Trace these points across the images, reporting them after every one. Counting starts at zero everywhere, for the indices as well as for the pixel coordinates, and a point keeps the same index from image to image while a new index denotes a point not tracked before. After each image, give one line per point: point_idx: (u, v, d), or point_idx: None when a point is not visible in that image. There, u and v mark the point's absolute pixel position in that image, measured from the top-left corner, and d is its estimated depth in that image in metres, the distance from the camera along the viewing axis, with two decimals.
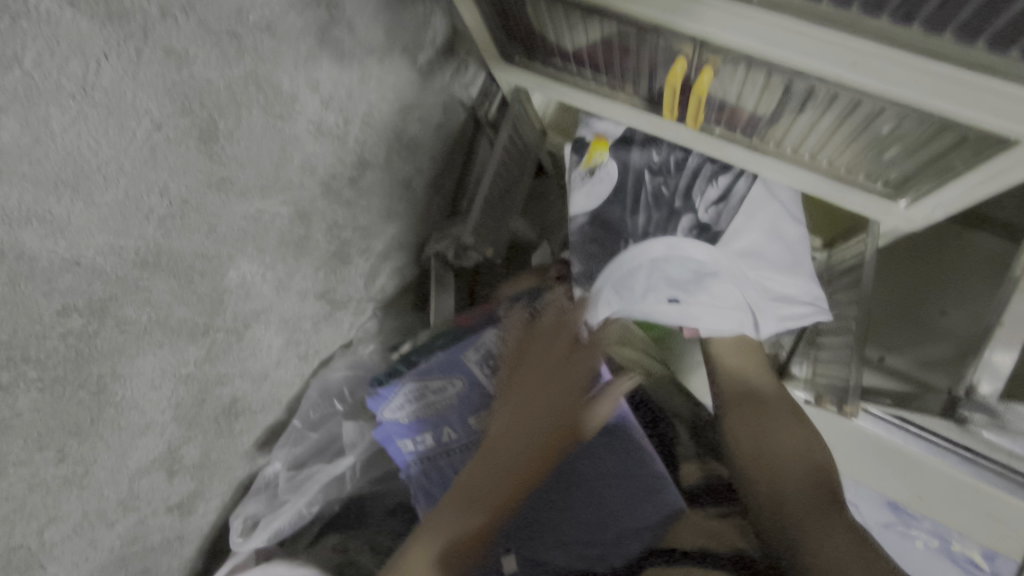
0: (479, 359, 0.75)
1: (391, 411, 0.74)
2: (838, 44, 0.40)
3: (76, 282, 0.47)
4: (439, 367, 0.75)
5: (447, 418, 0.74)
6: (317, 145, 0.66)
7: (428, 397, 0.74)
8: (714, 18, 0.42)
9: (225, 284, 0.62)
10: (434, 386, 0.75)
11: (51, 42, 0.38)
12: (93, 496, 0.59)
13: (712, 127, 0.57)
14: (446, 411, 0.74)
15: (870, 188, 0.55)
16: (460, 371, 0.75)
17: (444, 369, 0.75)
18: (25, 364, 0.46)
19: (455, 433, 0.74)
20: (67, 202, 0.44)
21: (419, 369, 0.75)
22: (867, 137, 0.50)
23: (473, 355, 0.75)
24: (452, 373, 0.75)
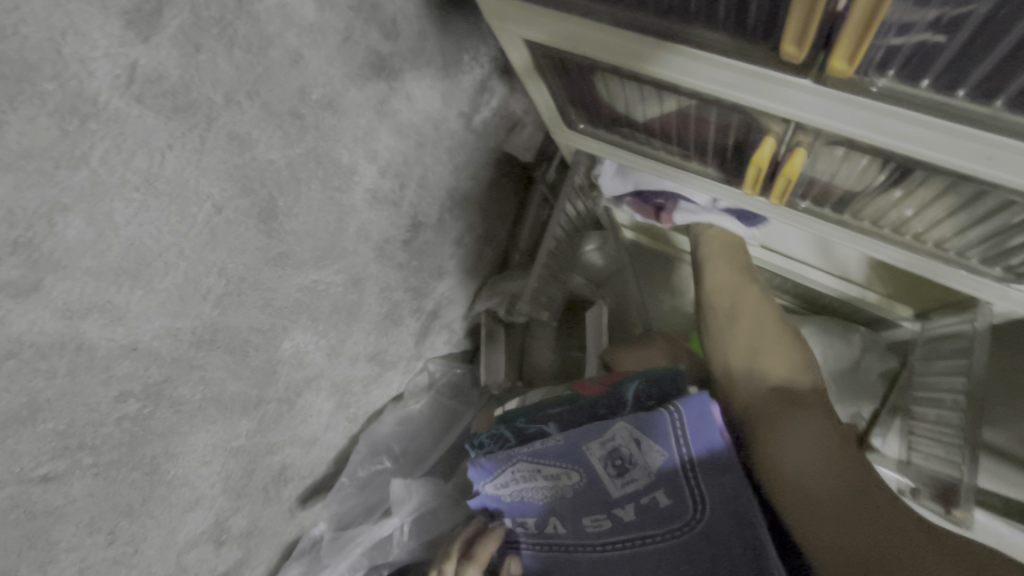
0: (608, 452, 0.47)
1: (492, 486, 0.52)
2: (962, 137, 0.32)
3: (132, 367, 0.46)
4: (553, 452, 0.49)
5: (554, 513, 0.50)
6: (373, 213, 0.65)
7: (535, 478, 0.50)
8: (806, 100, 0.36)
9: (279, 355, 0.61)
10: (543, 474, 0.50)
11: (119, 139, 0.38)
12: (142, 573, 0.57)
13: (797, 201, 0.52)
14: (554, 507, 0.50)
15: (983, 273, 0.48)
16: (577, 463, 0.48)
17: (558, 455, 0.48)
18: (80, 451, 0.45)
19: (561, 529, 0.50)
20: (128, 290, 0.43)
21: (534, 446, 0.50)
22: (986, 220, 0.43)
23: (597, 445, 0.48)
24: (566, 465, 0.49)
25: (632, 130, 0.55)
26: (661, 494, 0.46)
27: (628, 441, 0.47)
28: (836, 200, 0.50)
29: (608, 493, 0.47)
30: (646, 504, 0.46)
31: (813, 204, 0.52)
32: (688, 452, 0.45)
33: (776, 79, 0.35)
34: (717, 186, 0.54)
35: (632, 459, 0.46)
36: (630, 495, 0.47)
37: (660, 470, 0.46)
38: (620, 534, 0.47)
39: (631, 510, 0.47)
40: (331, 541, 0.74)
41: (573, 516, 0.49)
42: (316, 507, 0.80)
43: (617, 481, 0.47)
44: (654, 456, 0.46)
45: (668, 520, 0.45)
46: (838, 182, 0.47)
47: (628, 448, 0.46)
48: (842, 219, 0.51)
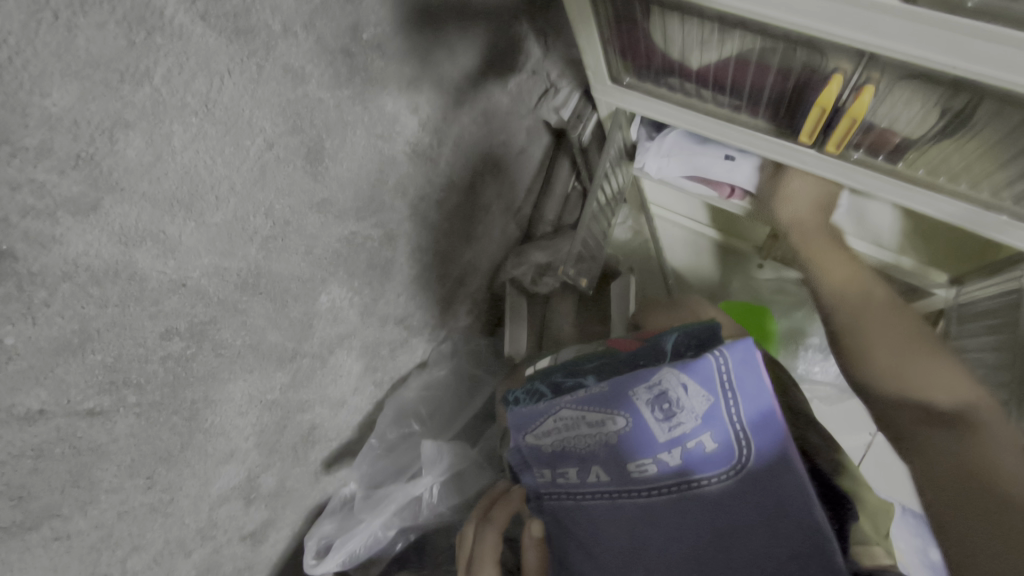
0: (655, 397, 0.41)
1: (533, 436, 0.47)
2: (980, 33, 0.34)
3: (180, 303, 0.45)
4: (596, 396, 0.44)
5: (595, 463, 0.43)
6: (412, 168, 0.65)
7: (576, 429, 0.45)
8: (860, 17, 0.36)
9: (316, 308, 0.60)
10: (586, 420, 0.44)
11: (181, 58, 0.37)
12: (176, 524, 0.57)
13: (849, 152, 0.52)
14: (593, 457, 0.43)
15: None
16: (623, 408, 0.42)
17: (602, 399, 0.44)
18: (126, 388, 0.45)
19: (603, 477, 0.43)
20: (180, 222, 0.42)
21: (578, 393, 0.45)
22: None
23: (644, 396, 0.42)
24: (609, 409, 0.43)
25: (681, 81, 0.55)
26: (708, 439, 0.39)
27: (675, 383, 0.40)
28: (891, 150, 0.50)
29: (653, 440, 0.41)
30: (696, 451, 0.39)
31: (866, 155, 0.52)
32: (738, 410, 0.39)
33: (850, 2, 0.36)
34: (765, 139, 0.54)
35: (680, 403, 0.40)
36: (676, 441, 0.40)
37: (713, 425, 0.39)
38: (667, 483, 0.40)
39: (678, 456, 0.40)
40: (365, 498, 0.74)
41: (614, 466, 0.42)
42: (340, 472, 0.79)
43: (664, 426, 0.41)
44: (700, 404, 0.39)
45: (716, 467, 0.39)
46: (898, 129, 0.47)
47: (675, 394, 0.40)
48: (894, 169, 0.51)
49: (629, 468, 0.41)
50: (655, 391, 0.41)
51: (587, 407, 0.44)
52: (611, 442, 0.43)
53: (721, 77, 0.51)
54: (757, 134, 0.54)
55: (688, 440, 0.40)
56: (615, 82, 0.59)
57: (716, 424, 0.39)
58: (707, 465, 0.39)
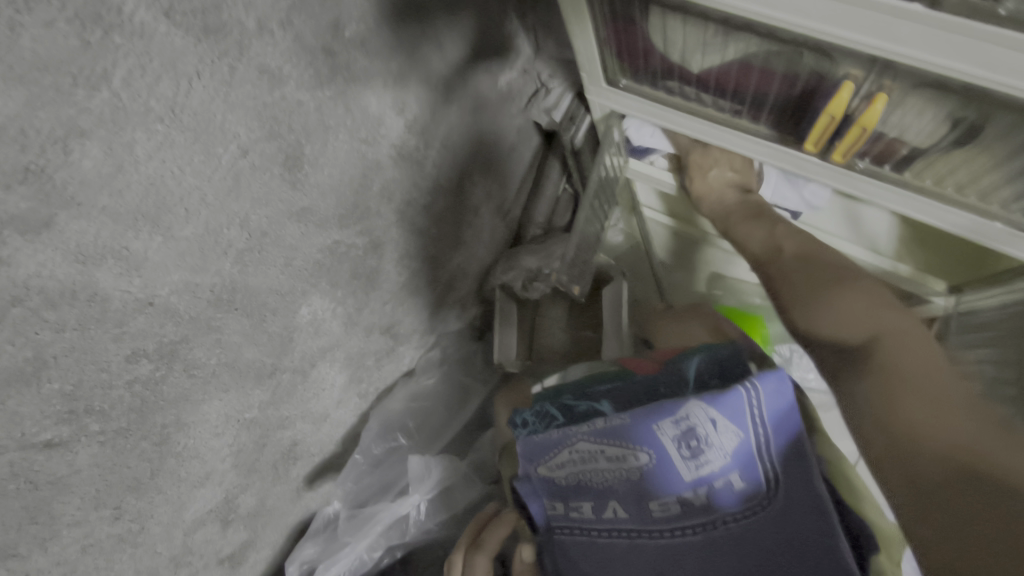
0: (680, 432, 0.42)
1: (544, 467, 0.47)
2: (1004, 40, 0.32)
3: (147, 324, 0.42)
4: (618, 430, 0.44)
5: (613, 498, 0.43)
6: (398, 172, 0.62)
7: (594, 463, 0.44)
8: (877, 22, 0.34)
9: (296, 322, 0.57)
10: (606, 454, 0.44)
11: (143, 59, 0.34)
12: (148, 552, 0.53)
13: (856, 161, 0.50)
14: (613, 493, 0.43)
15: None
16: (646, 444, 0.42)
17: (626, 433, 0.43)
18: (87, 417, 0.41)
19: (621, 514, 0.43)
20: (146, 237, 0.39)
21: (598, 424, 0.45)
22: None
23: (669, 428, 0.42)
24: (632, 443, 0.43)
25: (681, 85, 0.53)
26: (736, 476, 0.41)
27: (703, 419, 0.41)
28: (900, 159, 0.48)
29: (678, 477, 0.41)
30: (722, 488, 0.41)
31: (871, 164, 0.50)
32: (767, 441, 0.41)
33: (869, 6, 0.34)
34: (766, 145, 0.53)
35: (708, 440, 0.41)
36: (703, 479, 0.41)
37: (741, 460, 0.40)
38: (689, 520, 0.41)
39: (703, 493, 0.41)
40: (348, 519, 0.70)
41: (635, 503, 0.42)
42: (324, 488, 0.76)
43: (690, 463, 0.41)
44: (728, 441, 0.40)
45: (739, 502, 0.40)
46: (907, 139, 0.45)
47: (703, 430, 0.41)
48: (902, 179, 0.49)
49: (653, 505, 0.42)
50: (681, 426, 0.42)
51: (605, 440, 0.44)
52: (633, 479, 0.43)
53: (723, 82, 0.49)
54: (760, 140, 0.52)
55: (709, 471, 0.41)
56: (611, 84, 0.57)
57: (734, 456, 0.41)
58: (725, 498, 0.40)
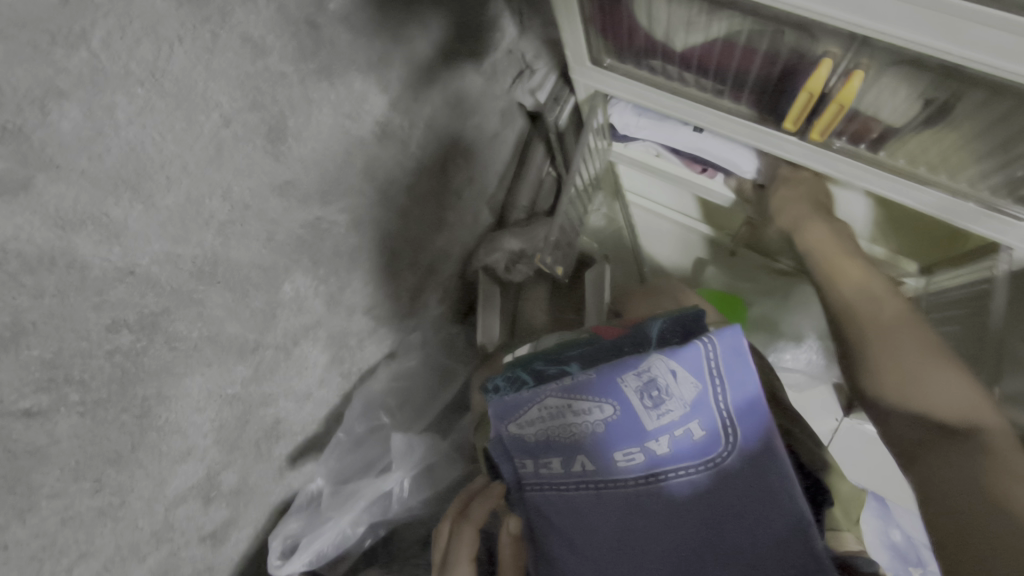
0: (643, 383, 0.41)
1: (512, 425, 0.46)
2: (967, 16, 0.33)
3: (128, 293, 0.42)
4: (584, 386, 0.43)
5: (579, 452, 0.43)
6: (381, 149, 0.62)
7: (559, 416, 0.44)
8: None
9: (279, 298, 0.57)
10: (572, 408, 0.43)
11: (124, 21, 0.34)
12: (128, 528, 0.53)
13: (832, 140, 0.51)
14: (576, 445, 0.43)
15: (998, 206, 0.48)
16: (611, 394, 0.42)
17: (590, 386, 0.43)
18: (67, 386, 0.41)
19: (587, 466, 0.42)
20: (126, 204, 0.38)
21: (565, 380, 0.44)
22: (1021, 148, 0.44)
23: (632, 381, 0.42)
24: (596, 396, 0.42)
25: (664, 64, 0.54)
26: (696, 427, 0.40)
27: (666, 370, 0.41)
28: (874, 138, 0.49)
29: (640, 427, 0.41)
30: (682, 438, 0.41)
31: (847, 143, 0.51)
32: (724, 393, 0.40)
33: None
34: (745, 126, 0.54)
35: (669, 389, 0.41)
36: (664, 429, 0.41)
37: (698, 412, 0.40)
38: (655, 472, 0.41)
39: (665, 442, 0.41)
40: (331, 495, 0.70)
41: (599, 454, 0.42)
42: (306, 468, 0.76)
43: (652, 414, 0.41)
44: (689, 391, 0.40)
45: (699, 454, 0.40)
46: (881, 117, 0.47)
47: (663, 379, 0.41)
48: (875, 158, 0.51)
49: (617, 456, 0.42)
50: (644, 377, 0.41)
51: (572, 395, 0.43)
52: (595, 433, 0.42)
53: (705, 62, 0.50)
54: (740, 120, 0.54)
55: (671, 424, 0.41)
56: (596, 64, 0.57)
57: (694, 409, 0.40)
58: (687, 453, 0.41)
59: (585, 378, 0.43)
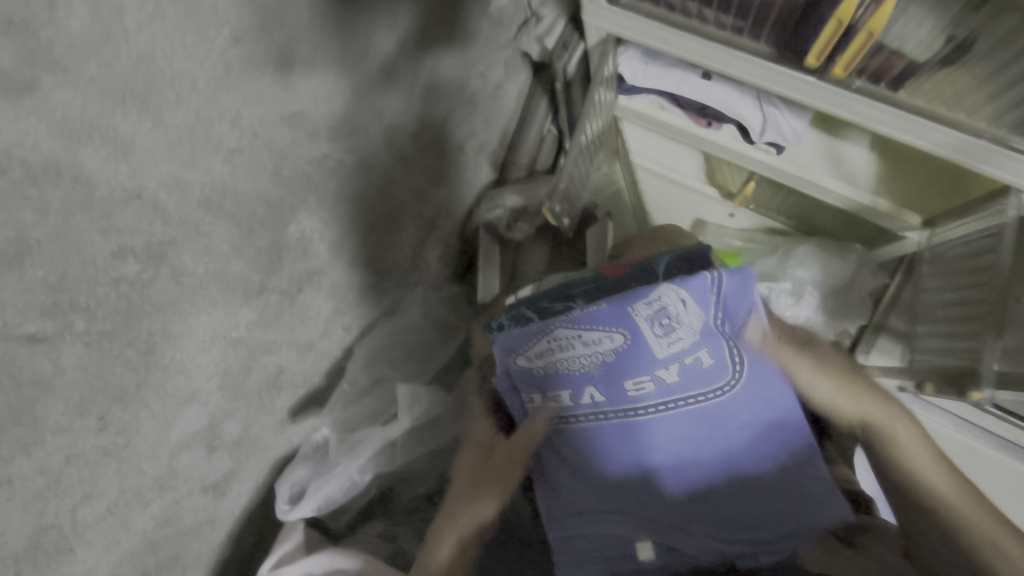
0: (653, 312, 0.42)
1: (521, 358, 0.47)
2: None
3: (135, 218, 0.40)
4: (593, 317, 0.43)
5: (590, 383, 0.46)
6: (389, 89, 0.60)
7: (569, 349, 0.45)
8: None
9: (285, 240, 0.56)
10: (580, 340, 0.44)
11: None
12: (132, 471, 0.52)
13: (851, 79, 0.51)
14: (590, 375, 0.46)
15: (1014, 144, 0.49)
16: (620, 325, 0.43)
17: (601, 318, 0.43)
18: (72, 313, 0.39)
19: (599, 396, 0.46)
20: (134, 118, 0.37)
21: (571, 313, 0.44)
22: None
23: (643, 312, 0.42)
24: (606, 324, 0.43)
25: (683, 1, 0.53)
26: (704, 351, 0.43)
27: (676, 299, 0.41)
28: (894, 76, 0.49)
29: (650, 354, 0.43)
30: (691, 364, 0.44)
31: (866, 83, 0.51)
32: (728, 313, 0.42)
33: None
34: (761, 66, 0.53)
35: (679, 317, 0.42)
36: (673, 355, 0.43)
37: (705, 334, 0.42)
38: (665, 397, 0.45)
39: (675, 369, 0.44)
40: (339, 443, 0.70)
41: (611, 382, 0.45)
42: (306, 422, 0.76)
43: (661, 341, 0.43)
44: (696, 320, 0.42)
45: (708, 377, 0.44)
46: (906, 52, 0.47)
47: (674, 308, 0.41)
48: (893, 97, 0.51)
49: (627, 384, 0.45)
50: (652, 306, 0.42)
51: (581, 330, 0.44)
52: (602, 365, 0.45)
53: None
54: (757, 60, 0.53)
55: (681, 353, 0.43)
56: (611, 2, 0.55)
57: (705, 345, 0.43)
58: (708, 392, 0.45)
59: (590, 310, 0.43)
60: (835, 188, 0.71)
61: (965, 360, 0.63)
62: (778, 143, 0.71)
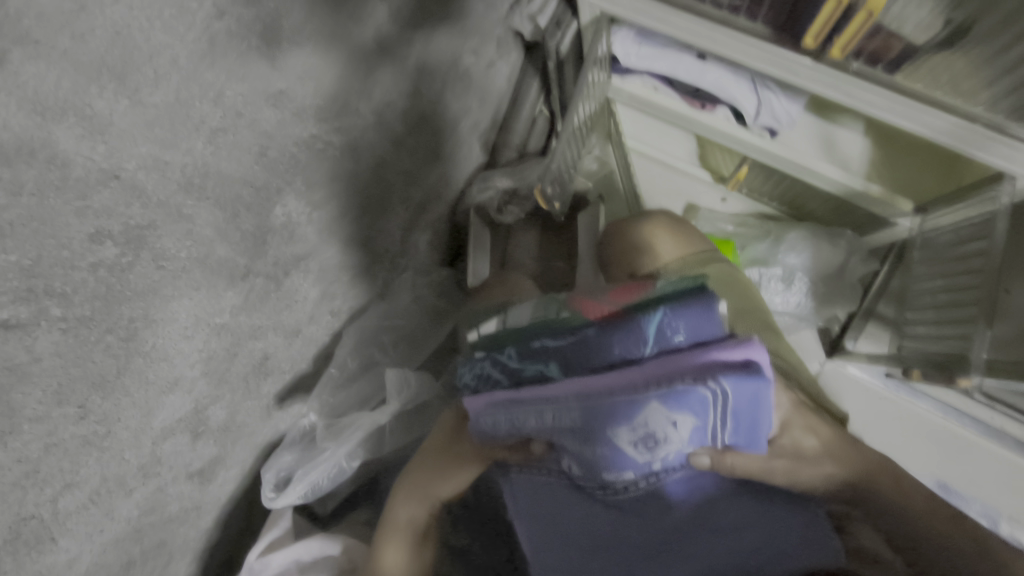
0: (638, 439, 0.38)
1: (491, 433, 0.44)
2: None
3: (112, 200, 0.38)
4: (571, 416, 0.38)
5: (564, 458, 0.44)
6: (379, 67, 0.58)
7: (543, 436, 0.41)
8: None
9: (270, 223, 0.54)
10: (553, 428, 0.40)
11: None
12: (114, 460, 0.51)
13: (850, 62, 0.50)
14: (564, 452, 0.43)
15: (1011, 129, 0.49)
16: (598, 435, 0.38)
17: (575, 421, 0.38)
18: (47, 299, 0.37)
19: (573, 471, 0.44)
20: (111, 94, 0.35)
21: (550, 405, 0.39)
22: None
23: (626, 437, 0.38)
24: (581, 430, 0.39)
25: None
26: (687, 454, 0.40)
27: (663, 425, 0.37)
28: (894, 59, 0.48)
29: (631, 462, 0.40)
30: (671, 460, 0.41)
31: (864, 66, 0.50)
32: (722, 424, 0.37)
33: None
34: (759, 48, 0.52)
35: (666, 439, 0.38)
36: (655, 460, 0.40)
37: (690, 442, 0.39)
38: (639, 478, 0.43)
39: (654, 466, 0.41)
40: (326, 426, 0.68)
41: (586, 472, 0.43)
42: (293, 409, 0.75)
43: (644, 453, 0.40)
44: (684, 433, 0.38)
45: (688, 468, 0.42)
46: (904, 33, 0.46)
47: (660, 428, 0.37)
48: (891, 81, 0.50)
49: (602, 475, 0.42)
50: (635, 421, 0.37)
51: (554, 421, 0.39)
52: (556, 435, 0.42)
53: None
54: (756, 41, 0.52)
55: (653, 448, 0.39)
56: None
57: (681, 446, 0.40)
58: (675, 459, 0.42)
59: (570, 412, 0.38)
60: (828, 174, 0.71)
61: (955, 347, 0.63)
62: (772, 128, 0.70)
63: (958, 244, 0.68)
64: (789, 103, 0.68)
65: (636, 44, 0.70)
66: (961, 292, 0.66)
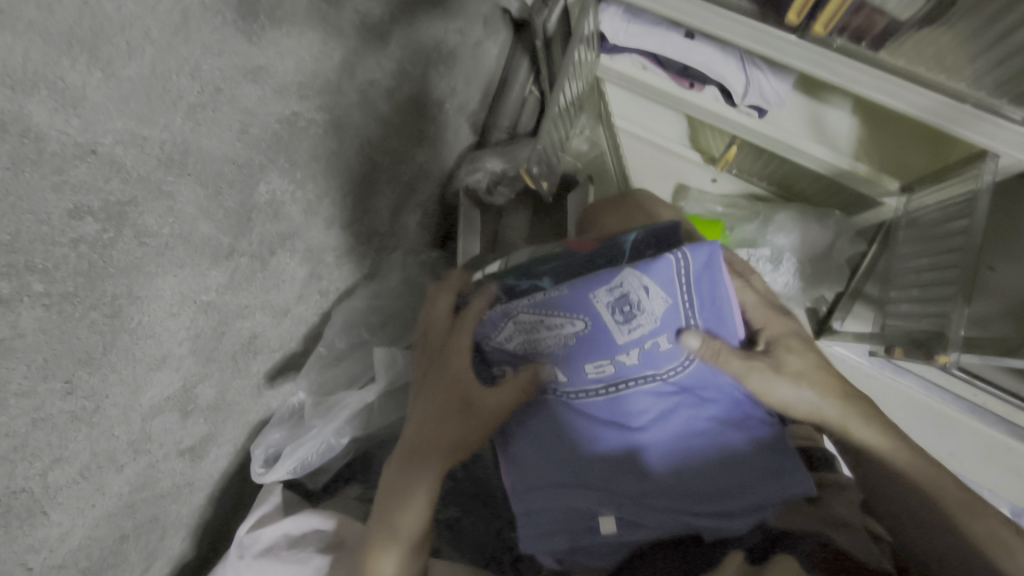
0: (615, 299, 0.46)
1: (497, 340, 0.53)
2: None
3: (90, 175, 0.38)
4: (555, 303, 0.47)
5: (554, 362, 0.50)
6: (361, 44, 0.58)
7: (538, 333, 0.50)
8: None
9: (254, 201, 0.54)
10: (547, 324, 0.49)
11: None
12: (104, 436, 0.51)
13: (832, 38, 0.50)
14: (555, 355, 0.50)
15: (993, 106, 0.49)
16: (584, 311, 0.47)
17: (563, 303, 0.47)
18: (29, 274, 0.38)
19: (562, 376, 0.50)
20: (83, 68, 0.35)
21: (536, 298, 0.48)
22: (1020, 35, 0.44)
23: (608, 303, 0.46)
24: (572, 313, 0.47)
25: None
26: (663, 337, 0.47)
27: (637, 286, 0.45)
28: (875, 35, 0.48)
29: (612, 339, 0.47)
30: (651, 348, 0.48)
31: (846, 42, 0.50)
32: (688, 296, 0.46)
33: None
34: (742, 25, 0.52)
35: (640, 305, 0.46)
36: (635, 339, 0.47)
37: (664, 320, 0.47)
38: (626, 376, 0.49)
39: (634, 354, 0.48)
40: (314, 406, 0.69)
41: (573, 364, 0.49)
42: (283, 388, 0.76)
43: (623, 327, 0.47)
44: (658, 306, 0.46)
45: (666, 361, 0.48)
46: (887, 10, 0.44)
47: (636, 294, 0.46)
48: (874, 57, 0.50)
49: (596, 368, 0.49)
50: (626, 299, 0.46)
51: (549, 313, 0.48)
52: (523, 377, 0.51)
53: None
54: (739, 17, 0.51)
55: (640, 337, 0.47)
56: None
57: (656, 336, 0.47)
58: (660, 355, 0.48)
59: (559, 296, 0.47)
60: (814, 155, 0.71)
61: (936, 325, 0.64)
62: (760, 106, 0.70)
63: (941, 223, 0.68)
64: (778, 81, 0.68)
65: (622, 21, 0.69)
66: (943, 271, 0.66)
